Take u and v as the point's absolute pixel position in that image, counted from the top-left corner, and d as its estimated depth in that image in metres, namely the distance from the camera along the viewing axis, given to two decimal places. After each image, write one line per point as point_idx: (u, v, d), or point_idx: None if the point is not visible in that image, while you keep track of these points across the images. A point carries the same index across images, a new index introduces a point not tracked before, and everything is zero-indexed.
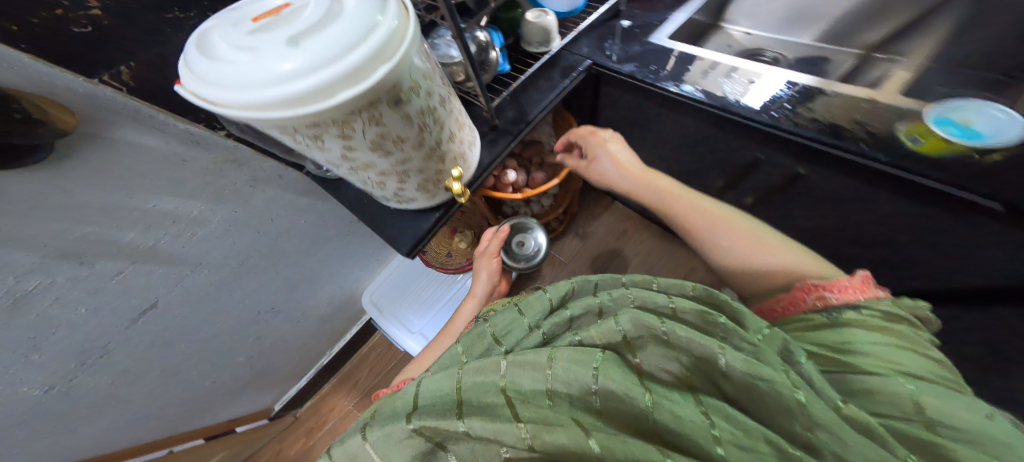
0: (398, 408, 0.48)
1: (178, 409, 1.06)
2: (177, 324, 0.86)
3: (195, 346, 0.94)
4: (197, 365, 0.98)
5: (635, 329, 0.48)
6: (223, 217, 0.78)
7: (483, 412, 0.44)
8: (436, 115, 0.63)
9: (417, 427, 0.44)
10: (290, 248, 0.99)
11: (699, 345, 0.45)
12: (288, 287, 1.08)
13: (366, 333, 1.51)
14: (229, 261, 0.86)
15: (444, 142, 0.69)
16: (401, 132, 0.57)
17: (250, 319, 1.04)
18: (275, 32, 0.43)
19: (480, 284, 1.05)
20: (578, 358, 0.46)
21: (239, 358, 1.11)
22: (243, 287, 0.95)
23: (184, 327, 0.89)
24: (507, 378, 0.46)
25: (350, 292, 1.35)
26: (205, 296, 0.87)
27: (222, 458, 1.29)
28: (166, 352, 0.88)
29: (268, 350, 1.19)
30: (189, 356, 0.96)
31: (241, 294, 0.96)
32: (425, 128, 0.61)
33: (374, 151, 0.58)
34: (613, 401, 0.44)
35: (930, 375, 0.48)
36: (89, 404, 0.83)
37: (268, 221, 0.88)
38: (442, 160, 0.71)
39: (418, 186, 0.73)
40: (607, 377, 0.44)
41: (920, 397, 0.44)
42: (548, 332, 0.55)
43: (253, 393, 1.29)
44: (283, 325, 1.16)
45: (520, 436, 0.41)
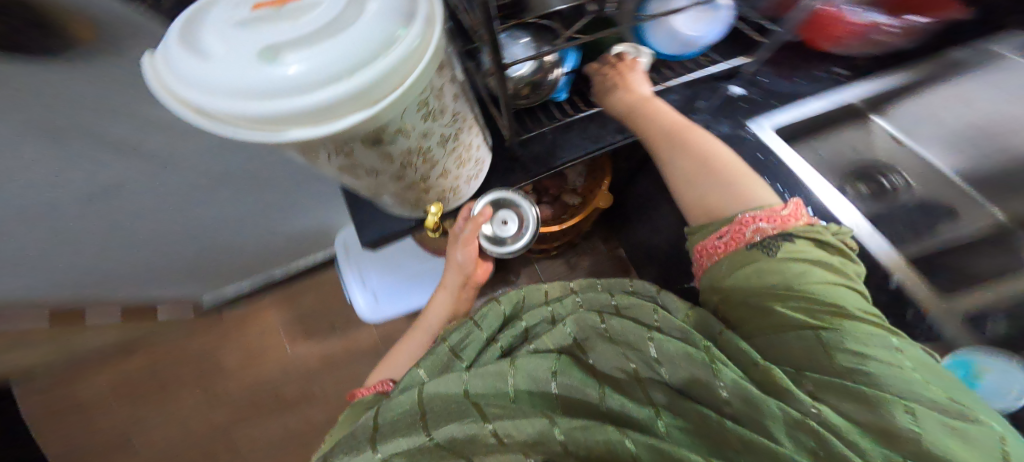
0: (355, 440, 0.42)
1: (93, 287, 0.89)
2: (101, 218, 0.70)
3: (135, 238, 0.81)
4: (126, 253, 0.82)
5: (576, 330, 0.48)
6: (220, 146, 0.64)
7: (445, 419, 0.41)
8: (434, 150, 0.47)
9: (386, 455, 0.39)
10: (281, 186, 0.86)
11: (633, 333, 0.46)
12: (259, 216, 0.92)
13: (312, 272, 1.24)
14: (206, 182, 0.72)
15: (433, 178, 0.52)
16: (375, 162, 0.42)
17: (208, 227, 0.89)
18: (264, 27, 0.27)
19: (450, 272, 0.65)
20: (534, 359, 0.46)
21: (185, 255, 0.95)
22: (210, 203, 0.80)
23: (110, 222, 0.72)
24: (469, 388, 0.44)
25: (320, 230, 1.13)
26: (166, 203, 0.73)
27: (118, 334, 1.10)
28: (105, 238, 0.75)
29: (215, 247, 0.99)
30: (122, 249, 0.81)
31: (198, 208, 0.80)
32: (415, 163, 0.46)
33: (345, 170, 0.44)
34: (569, 395, 0.45)
35: (860, 314, 0.42)
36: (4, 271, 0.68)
37: (269, 160, 0.74)
38: (427, 192, 0.54)
39: (394, 201, 0.57)
40: (562, 374, 0.46)
41: (841, 345, 0.40)
42: (504, 343, 0.50)
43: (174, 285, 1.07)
44: (242, 239, 0.99)
45: (486, 429, 0.41)
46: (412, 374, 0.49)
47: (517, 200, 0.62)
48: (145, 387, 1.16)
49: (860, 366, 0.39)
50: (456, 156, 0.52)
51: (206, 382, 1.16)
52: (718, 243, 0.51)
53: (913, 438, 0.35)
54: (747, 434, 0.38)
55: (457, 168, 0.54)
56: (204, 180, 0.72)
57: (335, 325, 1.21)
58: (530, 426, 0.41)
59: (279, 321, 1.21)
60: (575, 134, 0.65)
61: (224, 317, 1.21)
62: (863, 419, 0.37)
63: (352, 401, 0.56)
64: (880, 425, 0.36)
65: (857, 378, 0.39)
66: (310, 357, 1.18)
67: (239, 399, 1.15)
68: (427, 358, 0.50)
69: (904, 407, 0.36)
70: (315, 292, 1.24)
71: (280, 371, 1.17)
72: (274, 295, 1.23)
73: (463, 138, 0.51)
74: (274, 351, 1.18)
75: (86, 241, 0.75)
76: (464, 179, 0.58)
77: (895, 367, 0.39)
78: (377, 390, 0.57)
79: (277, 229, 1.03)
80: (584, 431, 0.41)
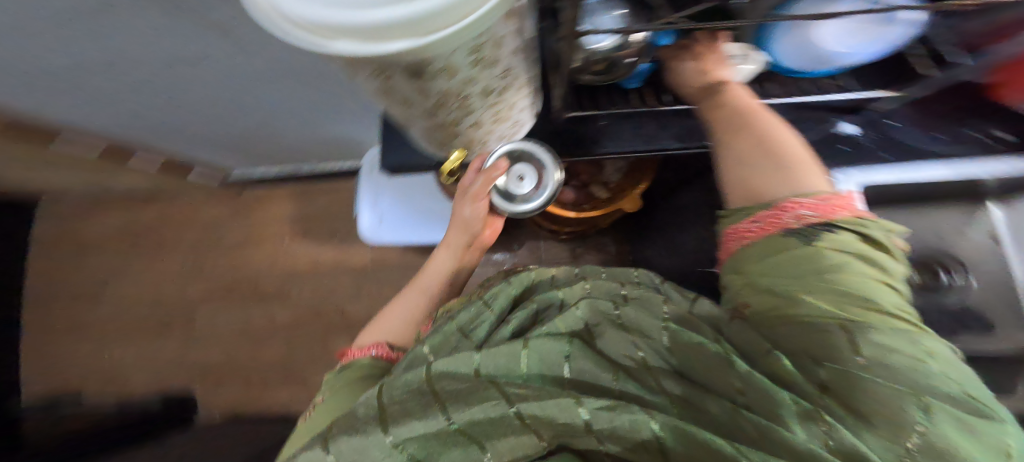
0: (357, 420, 0.30)
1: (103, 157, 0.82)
2: (111, 87, 0.61)
3: (139, 118, 0.72)
4: (134, 126, 0.75)
5: (588, 313, 0.35)
6: (203, 39, 0.49)
7: (462, 400, 0.30)
8: (473, 101, 0.36)
9: (399, 442, 0.29)
10: (297, 106, 0.71)
11: (654, 320, 0.33)
12: (267, 125, 0.79)
13: (303, 181, 1.05)
14: (195, 76, 0.58)
15: (466, 123, 0.41)
16: (411, 89, 0.32)
17: (211, 125, 0.78)
18: None
19: (453, 228, 0.56)
20: (548, 336, 0.33)
21: (196, 144, 0.86)
22: (207, 103, 0.68)
23: (117, 89, 0.61)
24: (482, 368, 0.32)
25: (320, 146, 0.91)
26: (160, 88, 0.62)
27: (66, 175, 0.90)
28: (102, 107, 0.67)
29: (245, 132, 0.82)
30: (130, 121, 0.74)
31: (199, 106, 0.69)
32: (450, 106, 0.36)
33: (377, 87, 0.34)
34: (584, 385, 0.32)
35: (897, 315, 0.29)
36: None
37: (272, 72, 0.59)
38: (456, 136, 0.44)
39: (423, 132, 0.46)
40: (576, 355, 0.33)
41: (867, 336, 0.28)
42: (516, 324, 0.37)
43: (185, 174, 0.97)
44: (254, 144, 0.88)
45: (508, 415, 0.29)
46: (412, 352, 0.37)
47: (537, 152, 0.48)
48: (149, 236, 1.09)
49: (881, 357, 0.26)
50: (495, 112, 0.41)
51: (201, 251, 1.07)
52: (742, 232, 0.37)
53: (929, 437, 0.23)
54: (759, 434, 0.26)
55: (495, 121, 0.43)
56: (210, 73, 0.58)
57: (336, 234, 1.04)
58: (559, 408, 0.29)
59: (288, 210, 1.06)
60: (629, 131, 0.48)
61: (245, 195, 1.08)
62: (871, 424, 0.25)
63: (339, 362, 0.46)
64: (892, 427, 0.24)
65: (874, 370, 0.26)
66: (298, 261, 1.04)
67: (217, 280, 1.06)
68: (431, 334, 0.38)
69: (931, 408, 0.24)
70: (328, 197, 1.05)
71: (271, 264, 1.05)
72: (298, 187, 1.05)
73: (509, 97, 0.40)
74: (272, 240, 1.05)
75: (99, 107, 0.67)
76: (494, 136, 0.48)
77: (932, 368, 0.26)
78: (372, 353, 0.46)
79: (289, 119, 0.77)
80: (612, 413, 0.28)
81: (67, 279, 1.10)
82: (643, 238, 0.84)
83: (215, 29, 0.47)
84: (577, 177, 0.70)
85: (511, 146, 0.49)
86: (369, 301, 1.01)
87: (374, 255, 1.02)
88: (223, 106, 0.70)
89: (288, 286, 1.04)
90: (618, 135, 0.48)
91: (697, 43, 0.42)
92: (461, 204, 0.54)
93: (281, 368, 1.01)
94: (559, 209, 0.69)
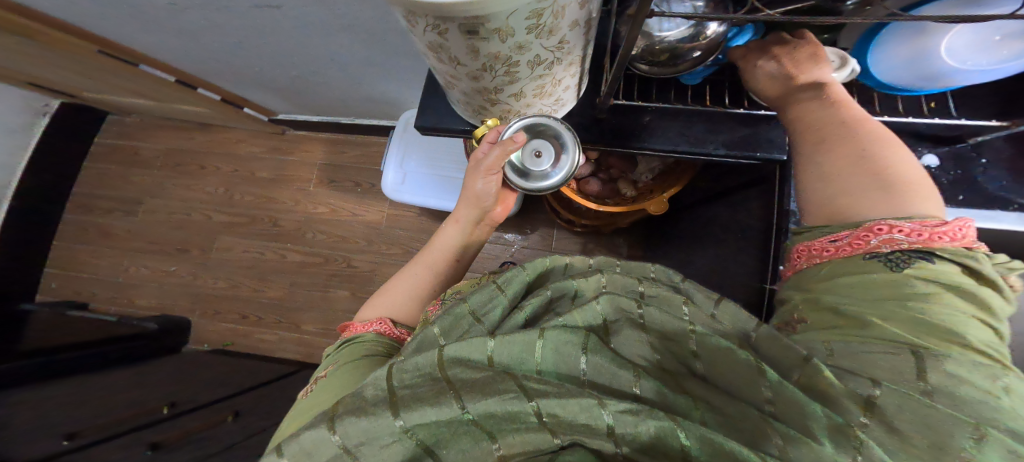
0: (365, 400, 0.26)
1: (158, 97, 0.87)
2: (168, 32, 0.63)
3: (190, 60, 0.74)
4: (186, 66, 0.77)
5: (609, 309, 0.29)
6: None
7: (481, 390, 0.25)
8: (519, 71, 0.29)
9: (409, 427, 0.25)
10: (332, 73, 0.70)
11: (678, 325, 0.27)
12: (303, 84, 0.78)
13: (339, 131, 1.07)
14: (235, 32, 0.58)
15: (505, 95, 0.34)
16: (458, 51, 0.25)
17: (251, 76, 0.78)
18: None
19: (463, 200, 0.51)
20: (565, 326, 0.28)
21: (241, 90, 0.89)
22: (247, 57, 0.68)
23: (167, 31, 0.62)
24: (495, 356, 0.27)
25: (352, 109, 0.91)
26: (208, 39, 0.62)
27: (129, 100, 0.96)
28: (157, 47, 0.69)
29: (290, 90, 0.83)
30: (184, 62, 0.76)
31: (241, 59, 0.70)
32: (494, 72, 0.29)
33: (424, 46, 0.27)
34: (600, 386, 0.26)
35: (986, 353, 0.23)
36: (61, 53, 0.67)
37: (304, 39, 0.57)
38: (492, 104, 0.37)
39: (461, 100, 0.39)
40: (596, 349, 0.27)
41: (938, 363, 0.22)
42: (528, 313, 0.32)
43: (232, 120, 1.02)
44: (291, 98, 0.90)
45: (526, 410, 0.24)
46: (421, 331, 0.31)
47: (560, 130, 0.42)
48: (189, 161, 1.19)
49: (950, 384, 0.21)
50: (539, 86, 0.34)
51: (234, 180, 1.15)
52: (813, 251, 0.30)
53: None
54: (784, 448, 0.21)
55: (538, 96, 0.36)
56: (247, 30, 0.57)
57: (360, 185, 1.07)
58: (579, 407, 0.24)
59: (320, 155, 1.10)
60: (676, 130, 0.42)
61: (288, 134, 1.12)
62: (904, 441, 0.20)
63: (341, 337, 0.45)
64: (932, 451, 0.20)
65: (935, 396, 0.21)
66: (322, 206, 1.09)
67: (243, 212, 1.13)
68: (438, 314, 0.32)
69: (991, 439, 0.19)
70: (361, 149, 1.08)
71: (294, 205, 1.10)
72: (335, 135, 1.09)
73: (558, 72, 0.32)
74: (301, 182, 1.11)
75: (161, 52, 0.72)
76: (532, 111, 0.41)
77: (1007, 406, 0.21)
78: (374, 329, 0.45)
79: (336, 85, 0.76)
80: (638, 419, 0.23)
81: (114, 189, 1.22)
82: (659, 247, 0.79)
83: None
84: (605, 169, 0.66)
85: (534, 120, 0.41)
86: (377, 254, 1.05)
87: (391, 212, 1.06)
88: (271, 67, 0.71)
89: (304, 228, 1.09)
90: (662, 131, 0.42)
91: (782, 44, 0.35)
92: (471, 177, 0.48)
93: (280, 307, 1.08)
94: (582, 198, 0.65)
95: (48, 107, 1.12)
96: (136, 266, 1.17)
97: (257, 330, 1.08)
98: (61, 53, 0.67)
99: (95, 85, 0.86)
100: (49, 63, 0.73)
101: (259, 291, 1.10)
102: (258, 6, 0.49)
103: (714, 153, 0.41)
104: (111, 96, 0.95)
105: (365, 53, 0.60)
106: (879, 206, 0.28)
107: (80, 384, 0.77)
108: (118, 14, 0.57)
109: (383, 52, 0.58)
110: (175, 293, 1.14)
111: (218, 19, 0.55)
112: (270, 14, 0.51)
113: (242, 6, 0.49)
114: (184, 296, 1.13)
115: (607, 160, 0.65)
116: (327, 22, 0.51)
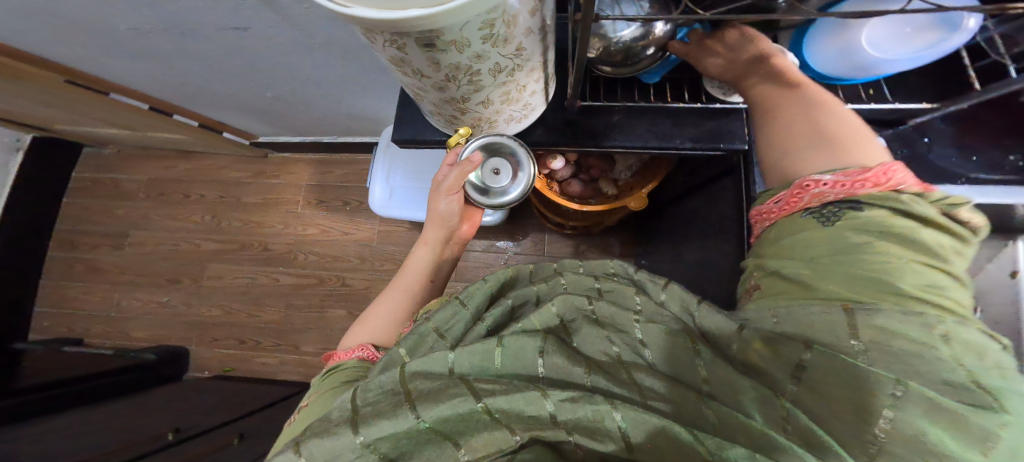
0: (330, 421, 0.26)
1: (138, 126, 0.86)
2: (140, 64, 0.63)
3: (166, 89, 0.74)
4: (162, 94, 0.77)
5: (564, 308, 0.30)
6: (212, 26, 0.48)
7: (434, 397, 0.25)
8: (483, 79, 0.29)
9: (369, 442, 0.24)
10: (310, 93, 0.70)
11: (627, 318, 0.29)
12: (283, 106, 0.78)
13: (325, 152, 1.07)
14: (209, 59, 0.58)
15: (472, 105, 0.35)
16: (420, 64, 0.26)
17: (230, 102, 0.78)
18: None
19: (430, 223, 0.54)
20: (521, 330, 0.29)
21: (222, 116, 0.88)
22: (223, 83, 0.68)
23: (136, 61, 0.62)
24: (456, 366, 0.28)
25: (337, 127, 0.92)
26: (180, 67, 0.62)
27: (108, 132, 0.95)
28: (130, 77, 0.69)
29: (269, 112, 0.82)
30: (161, 91, 0.76)
31: (216, 85, 0.70)
32: (458, 82, 0.29)
33: (387, 62, 0.28)
34: (556, 383, 0.26)
35: (916, 296, 0.24)
36: (34, 88, 0.66)
37: (280, 62, 0.58)
38: (462, 115, 0.37)
39: (431, 112, 0.39)
40: (552, 350, 0.27)
41: (866, 318, 0.24)
42: (490, 323, 0.32)
43: (215, 146, 1.01)
44: (274, 121, 0.90)
45: (477, 411, 0.25)
46: (389, 352, 0.32)
47: (514, 147, 0.46)
48: (172, 190, 1.17)
49: (876, 340, 0.23)
50: (505, 93, 0.34)
51: (221, 207, 1.13)
52: (765, 214, 0.34)
53: (896, 425, 0.20)
54: (717, 427, 0.22)
55: (505, 104, 0.37)
56: (221, 57, 0.57)
57: (348, 204, 1.07)
58: (524, 400, 0.24)
59: (307, 176, 1.09)
60: (643, 127, 0.44)
61: (271, 157, 1.12)
62: (830, 402, 0.22)
63: (326, 367, 0.42)
64: (856, 412, 0.21)
65: (867, 353, 0.22)
66: (312, 227, 1.08)
67: (231, 238, 1.11)
68: (405, 336, 0.33)
69: (910, 395, 0.20)
70: (346, 168, 1.08)
71: (283, 228, 1.09)
72: (320, 155, 1.08)
73: (521, 77, 0.33)
74: (288, 204, 1.09)
75: (135, 81, 0.71)
76: (502, 117, 0.40)
77: (942, 356, 0.21)
78: (358, 355, 0.42)
79: (315, 105, 0.76)
80: (583, 406, 0.23)
81: (96, 224, 1.19)
82: (650, 243, 0.80)
83: (216, 17, 0.46)
84: (586, 170, 0.68)
85: (490, 139, 0.44)
86: (371, 271, 1.04)
87: (382, 228, 1.05)
88: (247, 90, 0.71)
89: (295, 251, 1.08)
90: (631, 129, 0.44)
91: (714, 36, 0.37)
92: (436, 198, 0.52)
93: (276, 331, 1.06)
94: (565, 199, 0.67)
95: (19, 143, 1.10)
96: (126, 301, 1.14)
97: (256, 355, 1.06)
98: (29, 88, 0.66)
99: (68, 117, 0.84)
100: (19, 96, 0.71)
101: (255, 317, 1.07)
102: (227, 30, 0.49)
103: (682, 146, 0.43)
104: (88, 129, 0.94)
105: (339, 71, 0.60)
106: (813, 157, 0.31)
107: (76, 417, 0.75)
108: (90, 47, 0.57)
109: (363, 71, 0.60)
110: (167, 325, 1.11)
111: (187, 46, 0.54)
112: (239, 37, 0.50)
113: (207, 30, 0.49)
114: (179, 327, 1.10)
115: (586, 161, 0.67)
116: (298, 42, 0.51)
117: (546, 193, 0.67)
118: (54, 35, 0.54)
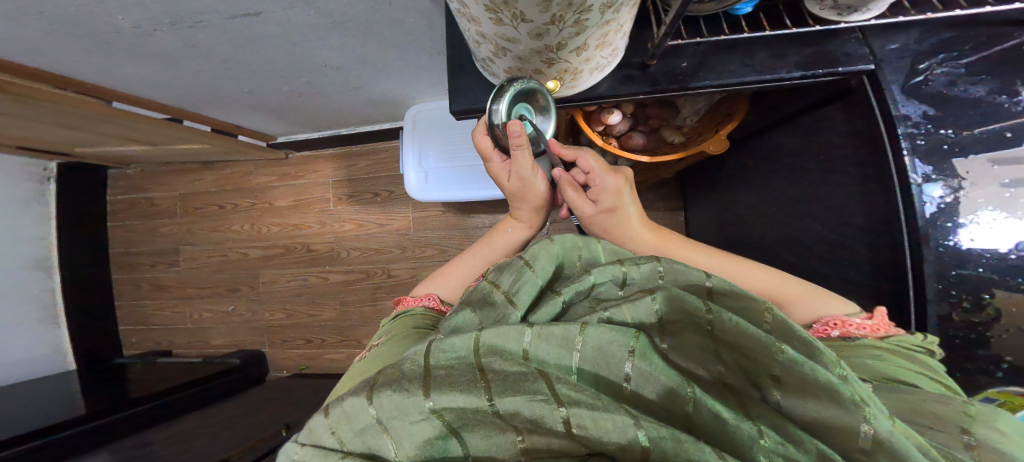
0: (404, 371, 0.28)
1: (166, 138, 0.84)
2: (153, 65, 0.60)
3: (185, 92, 0.72)
4: (181, 98, 0.75)
5: (668, 309, 0.31)
6: (232, 15, 0.45)
7: (514, 386, 0.27)
8: (589, 18, 0.28)
9: (436, 408, 0.26)
10: (334, 80, 0.67)
11: (745, 340, 0.27)
12: (306, 97, 0.76)
13: (349, 144, 1.04)
14: (225, 51, 0.55)
15: (563, 52, 0.33)
16: (527, 5, 0.25)
17: (250, 97, 0.75)
18: None
19: (529, 207, 0.56)
20: (609, 327, 0.29)
21: (247, 116, 0.86)
22: (245, 77, 0.65)
23: (147, 61, 0.58)
24: (532, 351, 0.29)
25: (365, 115, 0.89)
26: (194, 62, 0.59)
27: (135, 149, 0.94)
28: (144, 82, 0.67)
29: (289, 106, 0.81)
30: (180, 95, 0.73)
31: (233, 79, 0.66)
32: (563, 24, 0.28)
33: (482, 9, 0.27)
34: (641, 390, 0.28)
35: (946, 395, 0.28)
36: (54, 107, 0.64)
37: (303, 49, 0.55)
38: (548, 65, 0.36)
39: (507, 68, 0.39)
40: (642, 356, 0.28)
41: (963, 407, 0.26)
42: (566, 298, 0.34)
43: (241, 151, 0.99)
44: (301, 116, 0.87)
45: (557, 417, 0.25)
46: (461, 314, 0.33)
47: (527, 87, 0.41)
48: (207, 203, 1.17)
49: (995, 441, 0.24)
50: (602, 35, 0.32)
51: (256, 214, 1.13)
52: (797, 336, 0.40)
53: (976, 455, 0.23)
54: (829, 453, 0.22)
55: (596, 48, 0.35)
56: (238, 47, 0.54)
57: (379, 195, 1.05)
58: (612, 425, 0.24)
59: (333, 172, 1.07)
60: (735, 61, 0.41)
61: (292, 158, 1.10)
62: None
63: (397, 309, 0.51)
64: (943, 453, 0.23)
65: (980, 454, 0.23)
66: (348, 224, 1.07)
67: (274, 243, 1.12)
68: (475, 298, 0.35)
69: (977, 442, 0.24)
70: (370, 159, 1.04)
71: (321, 228, 1.09)
72: (341, 150, 1.05)
73: (622, 15, 0.31)
74: (320, 203, 1.08)
75: (148, 88, 0.69)
76: (589, 67, 0.38)
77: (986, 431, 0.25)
78: (423, 304, 0.51)
79: (336, 93, 0.74)
80: (678, 443, 0.23)
81: (147, 244, 1.22)
82: (712, 196, 0.76)
83: (242, 5, 0.43)
84: (645, 121, 0.64)
85: (502, 95, 0.41)
86: (414, 260, 1.03)
87: (416, 215, 1.03)
88: (262, 84, 0.69)
89: (336, 249, 1.08)
90: (723, 67, 0.41)
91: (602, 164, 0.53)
92: (532, 181, 0.52)
93: (338, 328, 1.09)
94: (631, 154, 0.64)
95: (47, 171, 1.09)
96: (198, 312, 1.20)
97: (325, 352, 1.10)
98: (49, 108, 0.64)
99: (89, 138, 0.83)
100: (38, 120, 0.70)
101: (314, 316, 1.10)
102: (237, 16, 0.45)
103: (788, 76, 0.40)
104: (110, 147, 0.92)
105: (360, 51, 0.56)
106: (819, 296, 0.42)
107: (168, 428, 0.78)
108: (91, 52, 0.54)
109: (393, 48, 0.56)
110: (240, 331, 1.16)
111: (196, 40, 0.51)
112: (253, 23, 0.47)
113: (219, 18, 0.46)
114: (251, 331, 1.16)
115: (645, 111, 0.63)
116: (317, 22, 0.48)
117: (610, 151, 0.64)
118: (55, 43, 0.51)
